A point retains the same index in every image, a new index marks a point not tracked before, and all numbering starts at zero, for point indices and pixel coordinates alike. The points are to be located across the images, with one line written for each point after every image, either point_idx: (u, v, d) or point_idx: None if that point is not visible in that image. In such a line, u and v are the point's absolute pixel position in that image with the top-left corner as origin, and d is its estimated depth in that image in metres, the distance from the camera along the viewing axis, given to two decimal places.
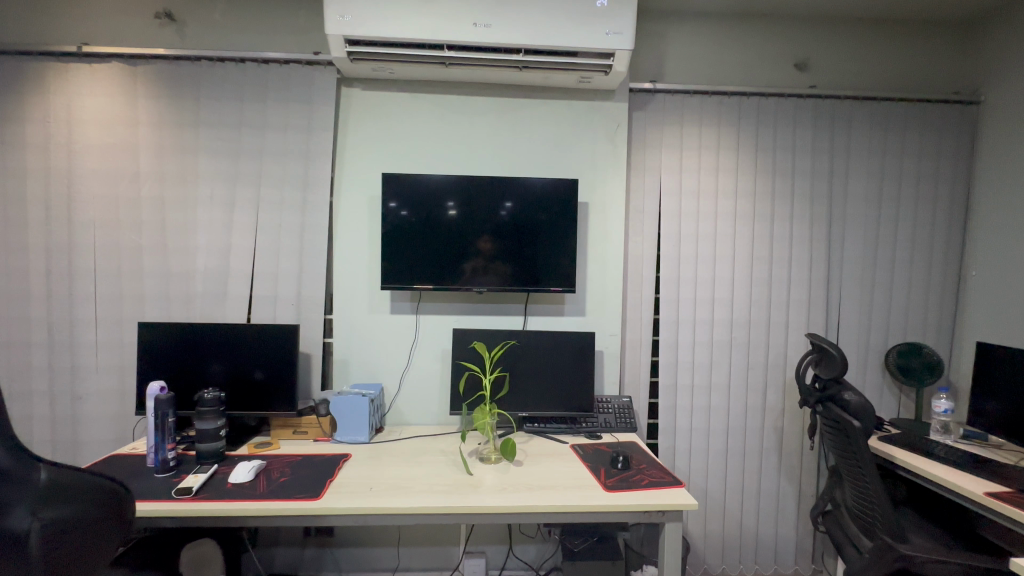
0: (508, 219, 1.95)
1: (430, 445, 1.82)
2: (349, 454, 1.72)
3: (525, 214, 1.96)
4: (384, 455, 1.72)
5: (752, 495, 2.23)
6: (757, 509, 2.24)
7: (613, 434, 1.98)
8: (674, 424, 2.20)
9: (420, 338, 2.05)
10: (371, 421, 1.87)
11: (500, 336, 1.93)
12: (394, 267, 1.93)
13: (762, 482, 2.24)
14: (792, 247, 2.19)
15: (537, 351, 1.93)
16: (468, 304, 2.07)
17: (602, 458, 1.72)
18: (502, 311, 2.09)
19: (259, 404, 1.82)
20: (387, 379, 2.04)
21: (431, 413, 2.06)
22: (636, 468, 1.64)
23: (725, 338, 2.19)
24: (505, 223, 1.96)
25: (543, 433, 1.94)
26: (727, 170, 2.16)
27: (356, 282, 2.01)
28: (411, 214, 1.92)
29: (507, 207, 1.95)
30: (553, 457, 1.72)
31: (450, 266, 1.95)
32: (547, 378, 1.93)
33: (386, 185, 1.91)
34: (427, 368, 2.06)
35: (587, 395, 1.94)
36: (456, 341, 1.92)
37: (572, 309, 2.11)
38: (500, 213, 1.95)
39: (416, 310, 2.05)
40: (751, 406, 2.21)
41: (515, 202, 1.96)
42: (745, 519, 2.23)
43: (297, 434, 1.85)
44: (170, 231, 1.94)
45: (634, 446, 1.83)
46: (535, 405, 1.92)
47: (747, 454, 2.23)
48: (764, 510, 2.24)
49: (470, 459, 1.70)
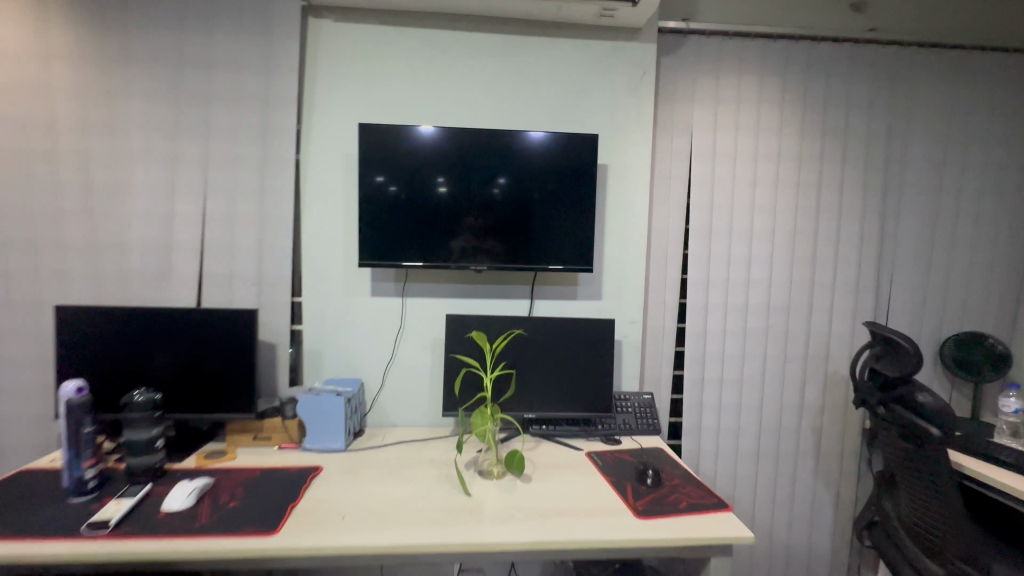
0: (502, 200, 1.63)
1: (419, 454, 1.51)
2: (320, 467, 1.41)
3: (520, 191, 1.64)
4: (361, 470, 1.41)
5: (785, 502, 1.98)
6: (790, 518, 1.98)
7: (634, 438, 1.70)
8: (700, 424, 1.91)
9: (407, 326, 1.74)
10: (348, 424, 1.56)
11: (503, 325, 1.62)
12: (377, 243, 1.61)
13: (796, 488, 1.98)
14: (840, 221, 1.89)
15: (548, 343, 1.63)
16: (463, 284, 1.75)
17: (625, 469, 1.44)
18: (503, 294, 1.77)
19: (211, 405, 1.50)
20: (367, 374, 1.73)
21: (420, 412, 1.76)
22: (667, 483, 1.36)
23: (761, 326, 1.89)
24: (499, 204, 1.63)
25: (553, 438, 1.65)
26: (769, 129, 1.83)
27: (329, 258, 1.68)
28: (396, 185, 1.59)
29: (500, 184, 1.62)
30: (567, 470, 1.43)
31: (443, 241, 1.62)
32: (558, 375, 1.63)
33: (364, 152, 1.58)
34: (416, 361, 1.75)
35: (605, 394, 1.65)
36: (450, 330, 1.60)
37: (585, 291, 1.79)
38: (492, 191, 1.62)
39: (402, 292, 1.73)
40: (786, 403, 1.93)
41: (510, 178, 1.63)
42: (776, 529, 1.98)
43: (258, 441, 1.54)
44: (98, 193, 1.58)
45: (662, 455, 1.55)
46: (544, 406, 1.62)
47: (780, 456, 1.96)
48: (797, 518, 1.99)
49: (465, 474, 1.39)
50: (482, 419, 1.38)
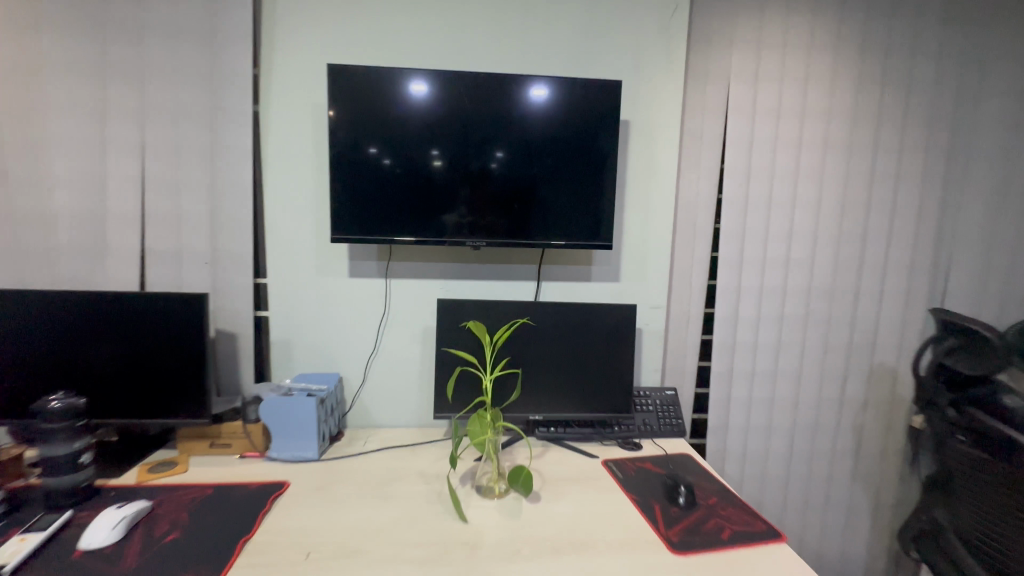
0: (499, 183, 1.37)
1: (405, 465, 1.28)
2: (287, 483, 1.18)
3: (519, 171, 1.37)
4: (335, 487, 1.17)
5: (819, 506, 1.77)
6: (823, 523, 1.78)
7: (656, 441, 1.47)
8: (727, 422, 1.69)
9: (392, 313, 1.49)
10: (322, 429, 1.33)
11: (506, 312, 1.38)
12: (362, 223, 1.35)
13: (831, 492, 1.77)
14: (897, 189, 1.63)
15: (558, 332, 1.39)
16: (457, 264, 1.49)
17: (650, 483, 1.22)
18: (505, 275, 1.51)
19: (157, 408, 1.26)
20: (345, 368, 1.49)
21: (409, 411, 1.52)
22: (702, 503, 1.14)
23: (800, 311, 1.65)
24: (494, 190, 1.37)
25: (562, 442, 1.43)
26: (820, 80, 1.55)
27: (298, 232, 1.41)
28: (391, 159, 1.33)
29: (497, 160, 1.35)
30: (582, 486, 1.20)
31: (442, 219, 1.36)
32: (569, 370, 1.40)
33: (345, 120, 1.30)
34: (404, 354, 1.50)
35: (623, 391, 1.42)
36: (443, 318, 1.36)
37: (600, 272, 1.54)
38: (486, 172, 1.36)
39: (385, 273, 1.47)
40: (825, 398, 1.71)
41: (509, 152, 1.36)
42: (808, 535, 1.78)
43: (215, 448, 1.31)
44: (9, 150, 1.29)
45: (691, 464, 1.32)
46: (551, 405, 1.40)
47: (816, 457, 1.74)
48: (831, 524, 1.78)
49: (459, 492, 1.16)
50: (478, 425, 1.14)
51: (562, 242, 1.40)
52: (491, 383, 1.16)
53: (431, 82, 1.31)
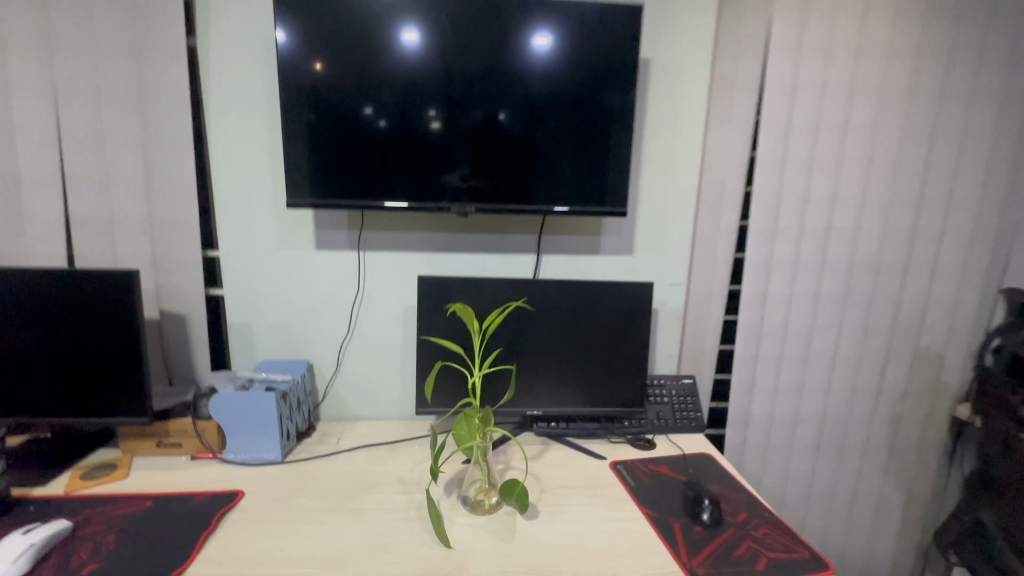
0: (503, 139, 1.13)
1: (381, 470, 1.10)
2: (241, 493, 1.01)
3: (529, 128, 1.13)
4: (296, 500, 1.00)
5: (846, 502, 1.61)
6: (849, 519, 1.63)
7: (670, 438, 1.30)
8: (750, 412, 1.51)
9: (368, 291, 1.28)
10: (287, 427, 1.15)
11: (499, 293, 1.18)
12: (343, 189, 1.13)
13: (860, 487, 1.60)
14: (964, 147, 1.38)
15: (560, 315, 1.20)
16: (442, 234, 1.27)
17: (668, 494, 1.04)
18: (500, 247, 1.29)
19: (91, 403, 1.08)
20: (316, 353, 1.30)
21: (390, 402, 1.34)
22: (729, 520, 0.97)
23: (839, 289, 1.44)
24: (499, 141, 1.14)
25: (564, 438, 1.25)
26: (882, 10, 1.27)
27: (252, 196, 1.20)
28: (389, 121, 1.10)
29: (503, 115, 1.12)
30: (585, 499, 1.03)
31: (436, 183, 1.14)
32: (573, 358, 1.21)
33: (332, 72, 1.07)
34: (382, 338, 1.31)
35: (634, 381, 1.23)
36: (424, 298, 1.16)
37: (610, 244, 1.32)
38: (489, 126, 1.13)
39: (358, 245, 1.25)
40: (861, 386, 1.52)
41: (518, 104, 1.12)
42: (832, 532, 1.63)
43: (164, 448, 1.13)
44: None
45: (713, 469, 1.15)
46: (552, 397, 1.22)
47: (846, 450, 1.57)
48: (858, 521, 1.63)
49: (440, 507, 0.99)
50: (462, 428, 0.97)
51: (565, 208, 1.17)
52: (480, 379, 0.96)
53: (432, 30, 1.07)
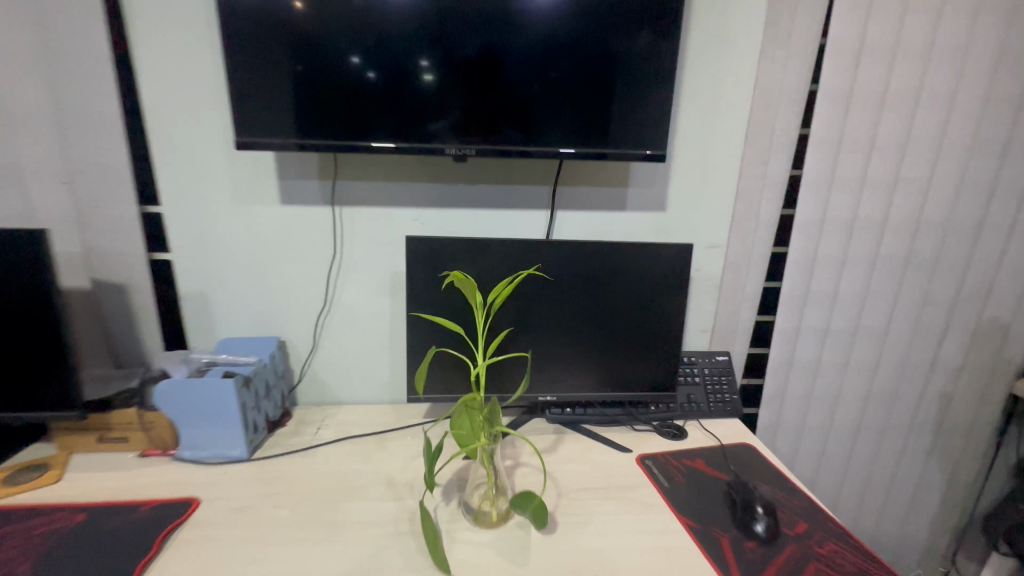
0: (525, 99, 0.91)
1: (367, 469, 0.93)
2: (196, 503, 0.83)
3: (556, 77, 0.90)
4: (262, 511, 0.82)
5: (884, 485, 1.47)
6: (885, 503, 1.49)
7: (703, 424, 1.13)
8: (787, 391, 1.33)
9: (347, 255, 1.06)
10: (253, 418, 0.96)
11: (505, 257, 0.97)
12: (298, 125, 0.89)
13: (901, 469, 1.46)
14: None
15: (578, 284, 1.00)
16: (435, 185, 1.04)
17: (710, 498, 0.88)
18: (506, 201, 1.07)
19: (12, 393, 0.90)
20: (288, 328, 1.10)
21: (378, 383, 1.16)
22: (788, 533, 0.80)
23: (901, 252, 1.23)
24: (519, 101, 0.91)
25: (581, 426, 1.08)
26: None
27: (196, 137, 0.97)
28: (380, 73, 0.87)
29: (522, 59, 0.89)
30: (611, 505, 0.86)
31: (417, 117, 0.90)
32: (593, 335, 1.02)
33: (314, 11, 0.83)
34: (366, 310, 1.10)
35: (663, 358, 1.05)
36: (414, 262, 0.95)
37: (637, 199, 1.10)
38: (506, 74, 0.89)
39: (333, 198, 1.03)
40: (913, 361, 1.34)
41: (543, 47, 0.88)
42: (865, 517, 1.50)
43: (107, 444, 0.95)
44: None
45: (758, 466, 0.98)
46: (567, 379, 1.04)
47: (890, 430, 1.41)
48: (895, 504, 1.50)
49: (438, 519, 0.81)
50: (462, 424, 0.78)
51: (570, 150, 0.93)
52: (484, 367, 0.78)
53: None
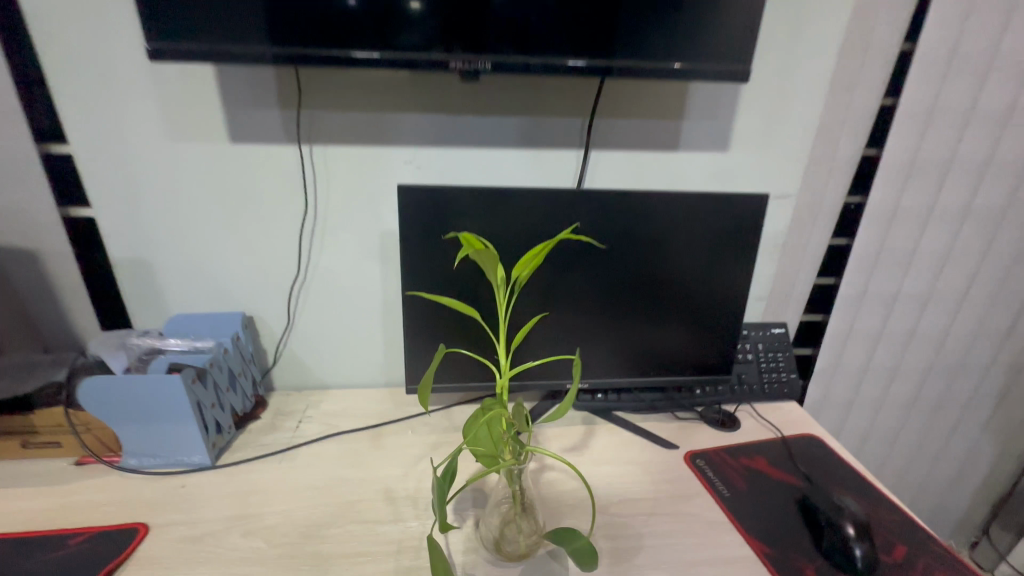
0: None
1: (359, 479, 0.76)
2: (144, 529, 0.66)
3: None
4: (227, 542, 0.65)
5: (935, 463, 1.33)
6: (930, 478, 1.37)
7: (755, 409, 0.95)
8: (841, 364, 1.16)
9: (322, 209, 0.83)
10: (214, 417, 0.77)
11: (527, 213, 0.74)
12: (221, 21, 0.61)
13: (955, 445, 1.32)
14: None
15: (619, 247, 0.78)
16: (435, 115, 0.80)
17: (783, 515, 0.72)
18: (525, 138, 0.83)
19: None
20: (255, 300, 0.89)
21: (370, 364, 0.97)
22: (886, 561, 0.65)
23: (997, 202, 1.02)
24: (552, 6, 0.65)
25: (614, 415, 0.91)
26: None
27: (102, 46, 0.70)
28: None
29: None
30: (663, 524, 0.70)
31: (393, 7, 0.62)
32: (633, 309, 0.82)
33: None
34: (350, 278, 0.89)
35: (717, 335, 0.86)
36: (409, 220, 0.73)
37: (692, 135, 0.86)
38: None
39: (299, 133, 0.78)
40: (988, 329, 1.17)
41: None
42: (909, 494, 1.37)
43: (36, 450, 0.76)
44: None
45: (829, 466, 0.82)
46: (600, 361, 0.86)
47: (948, 405, 1.26)
48: (939, 479, 1.38)
49: (451, 559, 0.64)
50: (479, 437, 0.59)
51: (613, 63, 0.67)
52: (508, 380, 0.60)
53: None
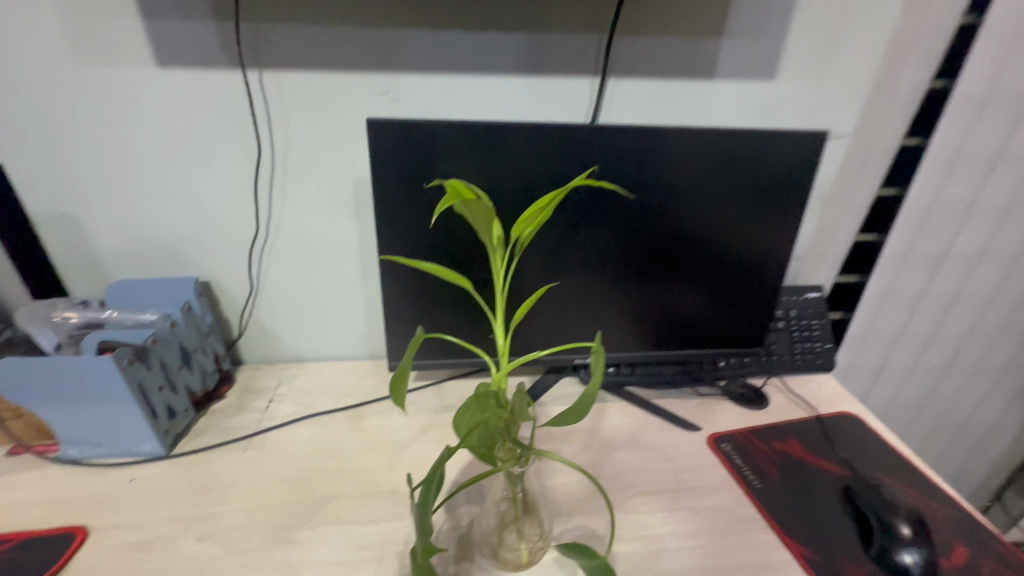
0: None
1: (336, 470, 0.66)
2: (83, 531, 0.57)
3: None
4: (179, 548, 0.55)
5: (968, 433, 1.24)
6: (957, 449, 1.28)
7: (784, 384, 0.85)
8: (875, 329, 1.06)
9: (279, 151, 0.69)
10: (165, 402, 0.66)
11: (530, 155, 0.60)
12: None
13: (989, 415, 1.22)
14: None
15: (639, 198, 0.65)
16: (416, 31, 0.64)
17: (822, 510, 0.63)
18: (528, 62, 0.67)
19: None
20: (211, 263, 0.76)
21: (350, 333, 0.85)
22: (944, 566, 0.57)
23: None
24: None
25: (626, 391, 0.81)
26: None
27: None
28: None
29: None
30: (687, 523, 0.61)
31: None
32: (653, 272, 0.70)
33: None
34: (319, 235, 0.75)
35: (749, 300, 0.74)
36: (383, 166, 0.59)
37: (731, 59, 0.70)
38: None
39: (244, 55, 0.63)
40: None
41: None
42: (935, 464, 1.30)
43: None
44: None
45: (872, 450, 0.72)
46: (612, 331, 0.74)
47: (986, 373, 1.15)
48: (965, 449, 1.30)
49: (440, 565, 0.56)
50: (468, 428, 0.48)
51: None
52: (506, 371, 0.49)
53: None
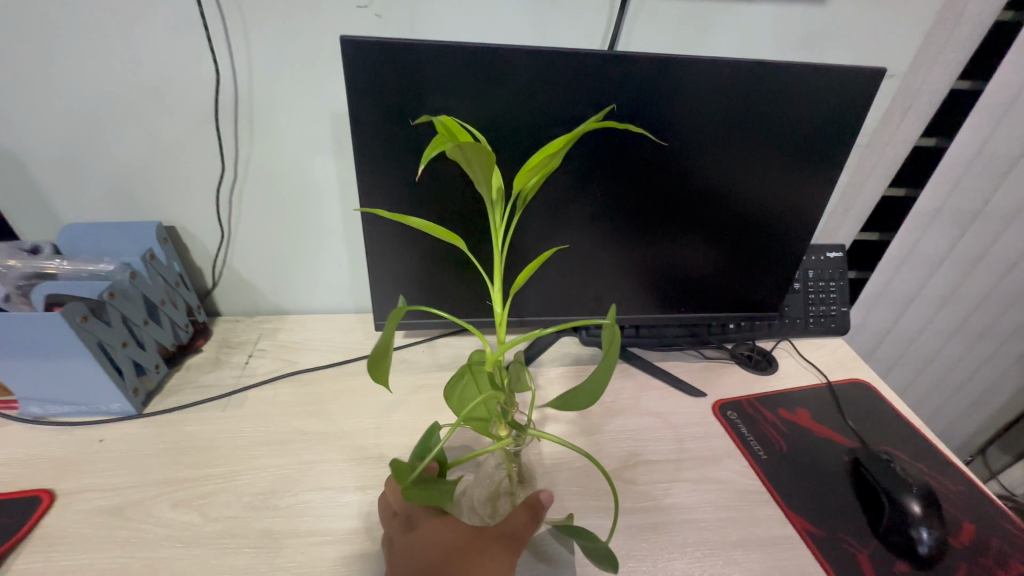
0: None
1: (323, 433, 0.62)
2: (49, 495, 0.53)
3: None
4: (154, 515, 0.52)
5: (968, 394, 1.23)
6: (958, 412, 1.27)
7: (791, 347, 0.81)
8: (889, 290, 1.01)
9: (239, 76, 0.59)
10: (131, 359, 0.61)
11: (535, 89, 0.51)
12: None
13: (996, 383, 1.19)
14: None
15: (656, 144, 0.57)
16: None
17: (829, 485, 0.60)
18: None
19: None
20: (175, 206, 0.68)
21: (334, 284, 0.79)
22: (950, 546, 0.55)
23: None
24: None
25: (628, 353, 0.76)
26: None
27: None
28: None
29: None
30: (690, 494, 0.58)
31: None
32: (665, 229, 0.63)
33: None
34: (293, 179, 0.67)
35: (766, 262, 0.68)
36: (363, 98, 0.50)
37: None
38: None
39: None
40: None
41: None
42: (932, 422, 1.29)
43: None
44: None
45: (883, 421, 0.69)
46: (616, 291, 0.68)
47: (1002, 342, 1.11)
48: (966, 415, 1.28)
49: None
50: (463, 395, 0.43)
51: None
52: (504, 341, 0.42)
53: None
